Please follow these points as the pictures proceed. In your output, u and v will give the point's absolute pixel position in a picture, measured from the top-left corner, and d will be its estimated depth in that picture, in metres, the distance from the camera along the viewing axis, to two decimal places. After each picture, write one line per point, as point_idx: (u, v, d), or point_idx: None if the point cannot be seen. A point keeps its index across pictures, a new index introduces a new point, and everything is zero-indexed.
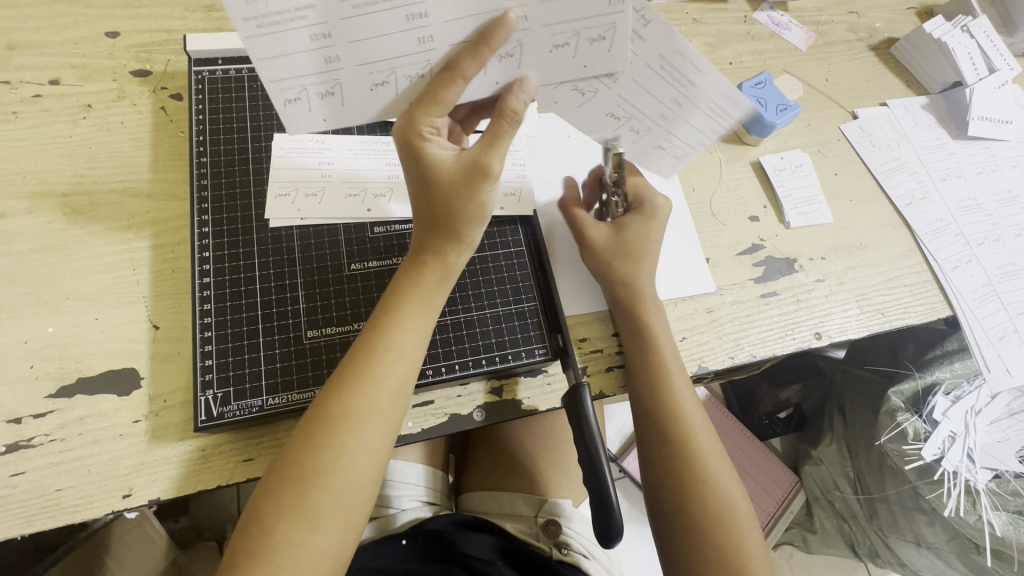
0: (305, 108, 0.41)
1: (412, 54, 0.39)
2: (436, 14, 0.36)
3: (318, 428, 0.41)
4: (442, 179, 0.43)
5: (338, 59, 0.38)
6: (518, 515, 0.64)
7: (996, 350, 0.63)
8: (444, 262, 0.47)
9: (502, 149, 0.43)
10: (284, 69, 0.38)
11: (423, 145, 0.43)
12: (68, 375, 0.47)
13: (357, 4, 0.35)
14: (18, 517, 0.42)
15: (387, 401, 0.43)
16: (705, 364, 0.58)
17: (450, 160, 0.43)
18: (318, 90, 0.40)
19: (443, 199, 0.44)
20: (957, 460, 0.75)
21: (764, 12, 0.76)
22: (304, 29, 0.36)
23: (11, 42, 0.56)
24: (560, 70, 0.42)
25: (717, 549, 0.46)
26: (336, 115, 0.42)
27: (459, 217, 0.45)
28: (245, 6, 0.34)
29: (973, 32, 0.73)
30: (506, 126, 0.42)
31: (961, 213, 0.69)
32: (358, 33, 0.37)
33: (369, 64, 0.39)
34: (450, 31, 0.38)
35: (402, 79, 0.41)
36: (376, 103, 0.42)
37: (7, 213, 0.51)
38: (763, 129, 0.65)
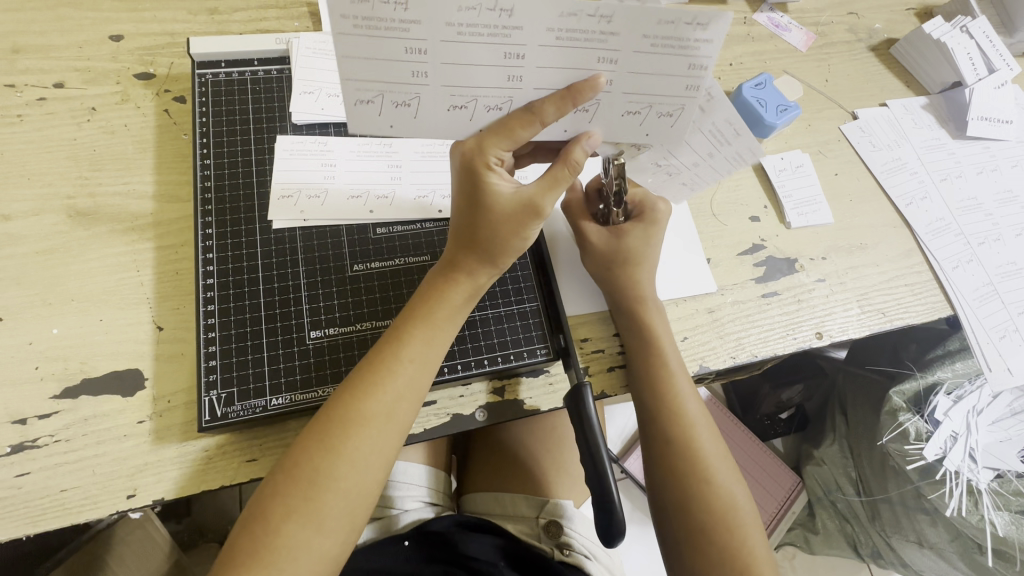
0: (375, 112, 0.40)
1: (498, 87, 0.39)
2: (532, 58, 0.37)
3: (329, 430, 0.41)
4: (494, 208, 0.44)
5: (426, 75, 0.38)
6: (520, 516, 0.64)
7: (998, 350, 0.63)
8: (474, 285, 0.47)
9: (557, 193, 0.45)
10: (369, 71, 0.37)
11: (484, 169, 0.43)
12: (73, 376, 0.47)
13: (461, 31, 0.35)
14: (23, 518, 0.43)
15: (400, 408, 0.43)
16: (705, 364, 0.58)
17: (508, 193, 0.44)
18: (395, 99, 0.39)
19: (489, 226, 0.45)
20: (959, 460, 0.75)
21: (764, 13, 0.76)
22: (402, 40, 0.35)
23: (17, 46, 0.57)
24: (623, 131, 0.44)
25: (719, 549, 0.47)
26: (405, 127, 0.41)
27: (501, 248, 0.46)
28: (349, 5, 0.33)
29: (972, 32, 0.73)
30: (564, 173, 0.44)
31: (961, 212, 0.69)
32: (453, 56, 0.37)
33: (453, 87, 0.39)
34: (540, 77, 0.39)
35: (480, 108, 0.41)
36: (447, 123, 0.42)
37: (12, 215, 0.51)
38: (764, 129, 0.66)
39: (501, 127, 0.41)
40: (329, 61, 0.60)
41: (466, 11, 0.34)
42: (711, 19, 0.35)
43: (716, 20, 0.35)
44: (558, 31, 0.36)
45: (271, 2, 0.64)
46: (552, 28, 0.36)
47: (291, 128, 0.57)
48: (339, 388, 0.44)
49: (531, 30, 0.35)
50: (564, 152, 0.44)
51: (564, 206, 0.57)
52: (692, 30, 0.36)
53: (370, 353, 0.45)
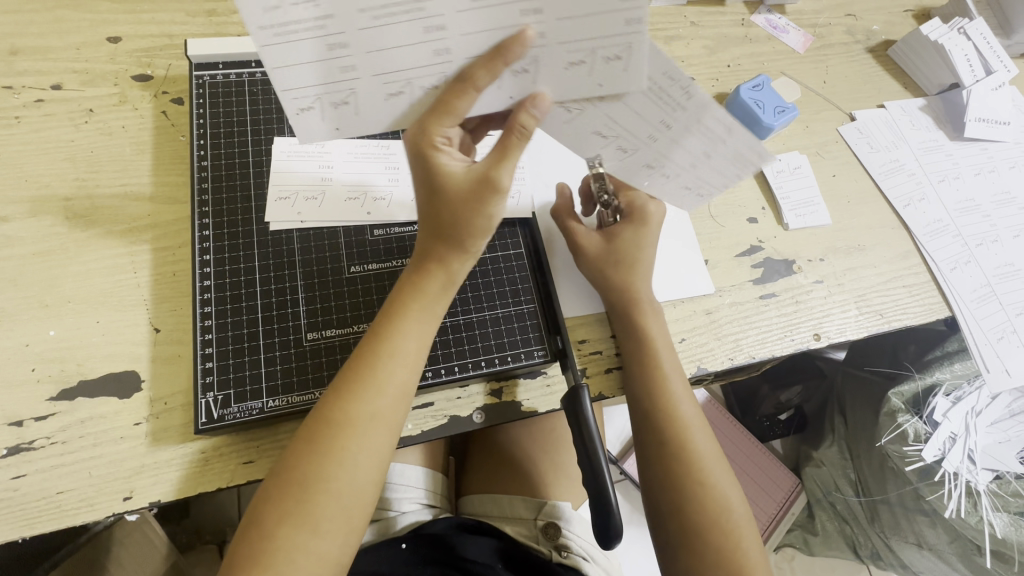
0: (318, 116, 0.41)
1: (429, 65, 0.38)
2: (453, 29, 0.36)
3: (319, 432, 0.41)
4: (450, 189, 0.43)
5: (352, 69, 0.37)
6: (518, 518, 0.64)
7: (996, 351, 0.63)
8: (448, 274, 0.46)
9: (513, 162, 0.42)
10: (297, 78, 0.37)
11: (433, 151, 0.42)
12: (70, 378, 0.47)
13: (374, 15, 0.34)
14: (19, 520, 0.43)
15: (389, 407, 0.43)
16: (704, 366, 0.58)
17: (459, 171, 0.43)
18: (333, 98, 0.39)
19: (447, 207, 0.43)
20: (957, 460, 0.76)
21: (762, 15, 0.76)
22: (319, 39, 0.35)
23: (14, 48, 0.57)
24: (575, 89, 0.41)
25: (717, 551, 0.47)
26: (352, 123, 0.42)
27: (464, 229, 0.44)
28: (261, 15, 0.33)
29: (970, 34, 0.73)
30: (515, 141, 0.41)
31: (959, 214, 0.69)
32: (374, 44, 0.36)
33: (383, 75, 0.38)
34: (466, 45, 0.37)
35: (417, 90, 0.40)
36: (388, 112, 0.42)
37: (9, 217, 0.51)
38: (761, 130, 0.66)
39: (437, 107, 0.40)
40: None
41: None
42: None
43: None
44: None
45: None
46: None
47: (288, 130, 0.57)
48: (328, 390, 0.44)
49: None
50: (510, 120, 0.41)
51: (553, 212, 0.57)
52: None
53: (356, 352, 0.45)
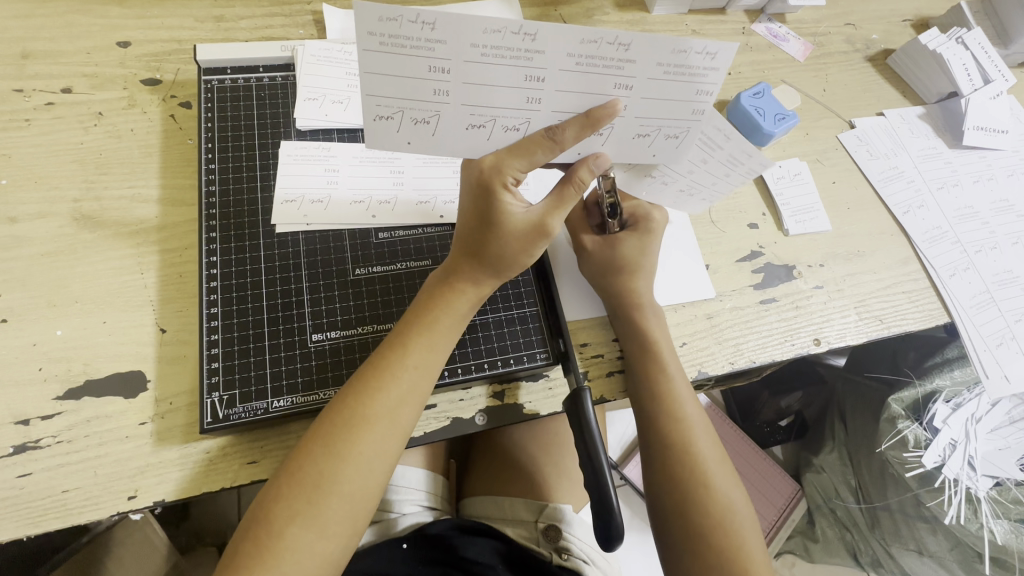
0: (393, 127, 0.41)
1: (517, 109, 0.40)
2: (552, 82, 0.38)
3: (334, 434, 0.42)
4: (508, 226, 0.46)
5: (446, 94, 0.39)
6: (519, 520, 0.64)
7: (995, 358, 0.63)
8: (478, 295, 0.48)
9: (566, 211, 0.46)
10: (389, 88, 0.38)
11: (500, 187, 0.44)
12: (76, 378, 0.47)
13: (484, 51, 0.36)
14: (25, 518, 0.43)
15: (405, 414, 0.44)
16: (705, 370, 0.58)
17: (520, 213, 0.46)
18: (415, 115, 0.40)
19: (501, 241, 0.46)
20: (957, 468, 0.76)
21: (762, 24, 0.77)
22: (425, 58, 0.36)
23: (26, 51, 0.58)
24: (632, 153, 0.46)
25: (720, 553, 0.47)
26: (422, 143, 0.42)
27: (509, 262, 0.47)
28: (376, 22, 0.34)
29: (967, 44, 0.74)
30: (573, 195, 0.46)
31: (958, 221, 0.69)
32: (475, 76, 0.37)
33: (472, 106, 0.40)
34: (557, 100, 0.40)
35: (497, 128, 0.42)
36: (464, 141, 0.43)
37: (18, 218, 0.51)
38: (762, 138, 0.66)
39: (520, 149, 0.43)
40: (334, 69, 0.61)
41: (491, 34, 0.35)
42: (720, 50, 0.37)
43: (723, 52, 0.37)
44: (579, 57, 0.37)
45: (277, 9, 0.65)
46: (574, 54, 0.37)
47: (295, 134, 0.58)
48: (343, 393, 0.44)
49: (553, 54, 0.36)
50: (570, 172, 0.45)
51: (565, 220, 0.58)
52: (700, 59, 0.37)
53: (372, 357, 0.46)
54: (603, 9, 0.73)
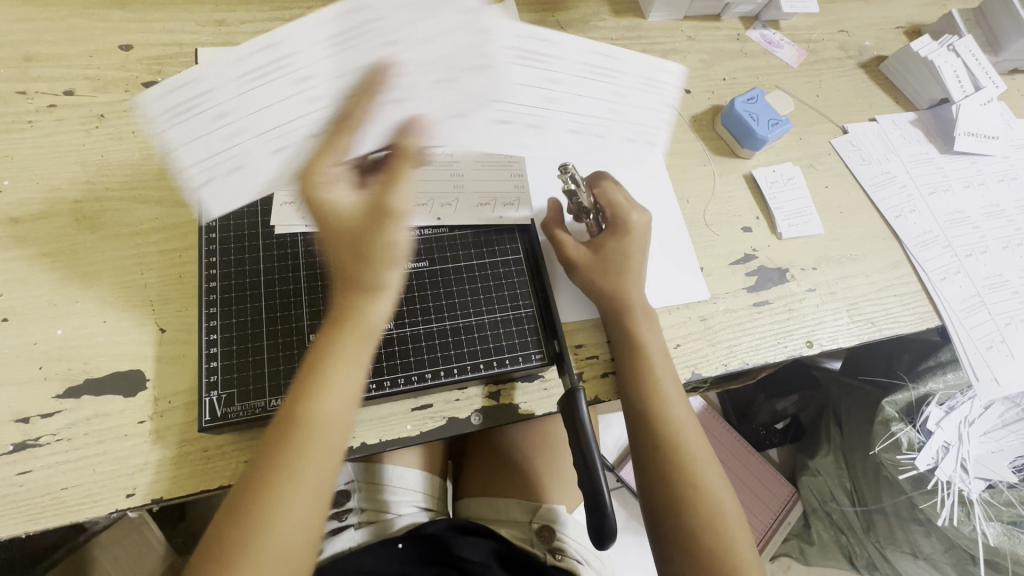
0: (219, 184, 0.44)
1: (299, 114, 0.43)
2: (319, 75, 0.43)
3: (246, 491, 0.39)
4: (342, 225, 0.41)
5: (241, 134, 0.44)
6: (513, 521, 0.65)
7: (985, 360, 0.64)
8: (362, 310, 0.43)
9: (401, 187, 0.42)
10: (197, 148, 0.44)
11: (322, 192, 0.41)
12: (76, 376, 0.48)
13: (248, 83, 0.43)
14: (24, 515, 0.43)
15: (325, 448, 0.41)
16: (698, 371, 0.59)
17: (351, 205, 0.42)
18: (226, 163, 0.44)
19: (346, 245, 0.42)
20: (950, 469, 0.77)
21: (756, 31, 0.78)
22: (207, 109, 0.44)
23: (29, 54, 0.58)
24: (457, 102, 0.44)
25: (711, 552, 0.47)
26: (243, 186, 0.44)
27: (369, 262, 0.42)
28: (163, 99, 0.44)
29: (959, 51, 0.75)
30: (406, 166, 0.42)
31: (949, 226, 0.70)
32: (254, 105, 0.43)
33: (272, 134, 0.43)
34: (331, 83, 0.42)
35: (297, 142, 0.43)
36: (281, 168, 0.44)
37: (20, 218, 0.52)
38: (756, 142, 0.67)
39: (323, 146, 0.41)
40: None
41: (246, 62, 0.43)
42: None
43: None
44: (328, 43, 0.42)
45: (278, 15, 0.66)
46: (331, 40, 0.42)
47: None
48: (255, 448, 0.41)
49: (310, 54, 0.43)
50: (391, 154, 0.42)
51: (541, 225, 0.59)
52: (408, 14, 0.42)
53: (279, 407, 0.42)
54: (599, 15, 0.74)
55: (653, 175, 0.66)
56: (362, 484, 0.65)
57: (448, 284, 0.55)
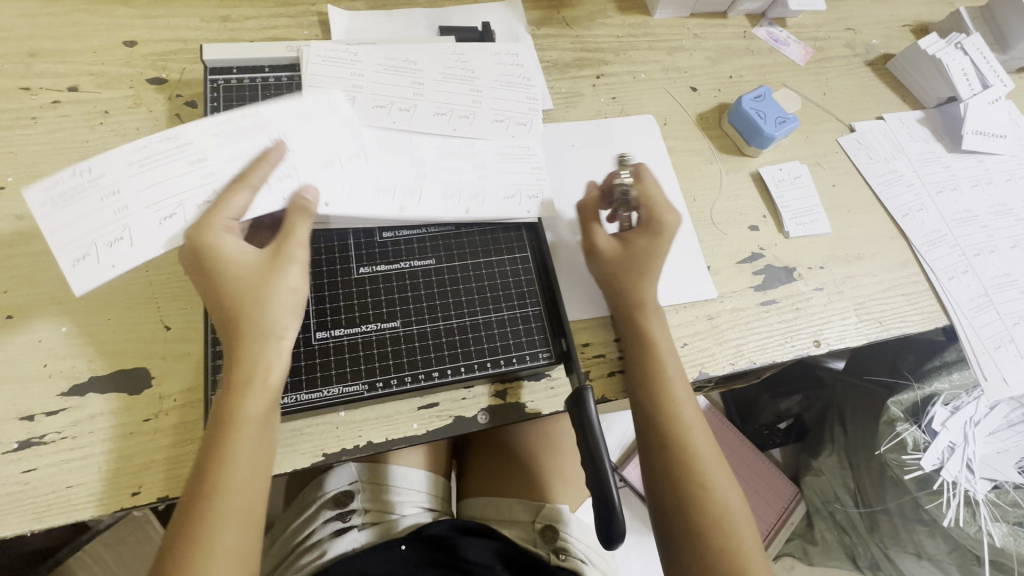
0: (93, 262, 0.45)
1: (191, 188, 0.48)
2: (213, 158, 0.49)
3: (180, 511, 0.39)
4: (237, 262, 0.43)
5: (126, 209, 0.46)
6: (516, 521, 0.64)
7: (994, 360, 0.64)
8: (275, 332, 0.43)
9: (296, 235, 0.46)
10: (80, 226, 0.45)
11: (217, 237, 0.44)
12: (80, 374, 0.47)
13: (140, 165, 0.48)
14: (28, 514, 0.43)
15: (251, 458, 0.40)
16: (705, 370, 0.58)
17: (243, 250, 0.44)
18: (107, 238, 0.45)
19: (237, 280, 0.43)
20: (956, 470, 0.76)
21: (763, 28, 0.78)
22: (93, 193, 0.46)
23: (33, 50, 0.58)
24: (330, 182, 0.52)
25: (719, 552, 0.47)
26: (126, 256, 0.45)
27: (266, 292, 0.43)
28: (43, 194, 0.46)
29: (967, 49, 0.75)
30: (297, 218, 0.47)
31: (957, 224, 0.70)
32: (143, 184, 0.47)
33: (155, 204, 0.47)
34: (226, 164, 0.49)
35: (188, 210, 0.47)
36: (166, 236, 0.46)
37: (24, 215, 0.52)
38: (763, 141, 0.67)
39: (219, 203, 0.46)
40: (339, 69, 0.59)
41: (140, 150, 0.48)
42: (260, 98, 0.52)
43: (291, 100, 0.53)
44: (221, 135, 0.50)
45: (283, 11, 0.65)
46: (218, 134, 0.50)
47: None
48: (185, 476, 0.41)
49: (201, 140, 0.49)
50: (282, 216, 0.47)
51: (579, 207, 0.58)
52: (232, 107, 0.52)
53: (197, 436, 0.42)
54: (606, 12, 0.74)
55: (660, 173, 0.66)
56: (366, 484, 0.64)
57: (455, 282, 0.54)
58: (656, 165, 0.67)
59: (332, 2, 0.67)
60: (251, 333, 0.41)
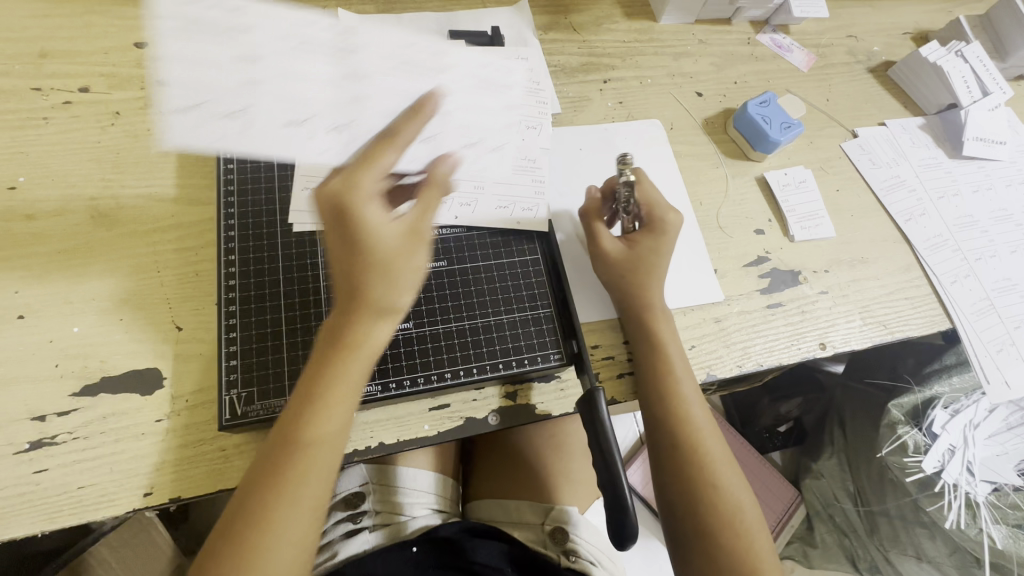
0: (199, 122, 0.41)
1: (335, 102, 0.45)
2: (372, 84, 0.46)
3: (265, 473, 0.39)
4: (371, 239, 0.41)
5: (261, 87, 0.42)
6: (525, 523, 0.65)
7: (996, 363, 0.64)
8: (378, 332, 0.43)
9: (431, 213, 0.44)
10: (205, 75, 0.41)
11: (353, 204, 0.40)
12: (92, 374, 0.47)
13: (300, 45, 0.43)
14: (40, 514, 0.43)
15: (335, 438, 0.42)
16: (712, 372, 0.59)
17: (384, 223, 0.42)
18: (224, 108, 0.41)
19: (370, 260, 0.41)
20: (956, 472, 0.79)
21: (767, 35, 0.79)
22: (229, 51, 0.41)
23: (44, 51, 0.58)
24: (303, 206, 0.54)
25: (731, 552, 0.47)
26: (231, 139, 0.41)
27: (393, 284, 0.42)
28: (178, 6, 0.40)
29: (967, 57, 0.76)
30: (434, 194, 0.44)
31: (959, 229, 0.71)
32: (277, 70, 0.43)
33: (288, 100, 0.43)
34: (381, 102, 0.46)
35: (318, 129, 0.45)
36: (285, 139, 0.44)
37: (35, 215, 0.52)
38: (768, 146, 0.68)
39: (369, 158, 0.41)
40: None
41: (301, 26, 0.43)
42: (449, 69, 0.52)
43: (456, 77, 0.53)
44: (393, 63, 0.48)
45: None
46: (388, 59, 0.48)
47: None
48: (275, 434, 0.41)
49: (366, 56, 0.46)
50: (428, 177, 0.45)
51: (580, 211, 0.59)
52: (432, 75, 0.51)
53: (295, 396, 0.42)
54: (612, 18, 0.75)
55: (666, 176, 0.67)
56: (375, 486, 0.64)
57: (467, 283, 0.55)
58: (663, 169, 0.67)
59: (342, 5, 0.67)
60: (373, 310, 0.41)
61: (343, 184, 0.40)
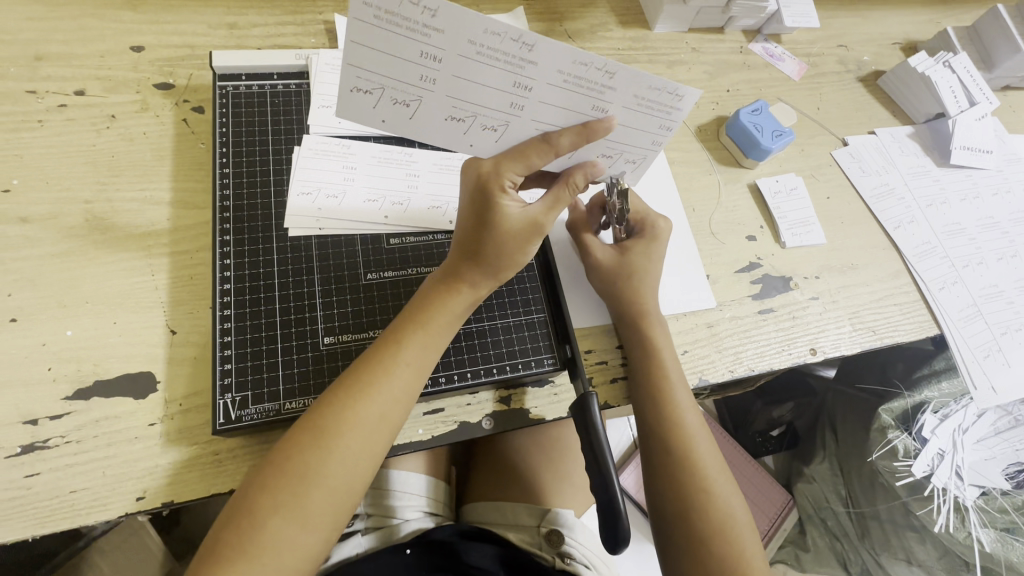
0: (371, 103, 0.41)
1: (500, 108, 0.42)
2: (536, 94, 0.41)
3: (347, 403, 0.43)
4: (502, 225, 0.47)
5: (435, 82, 0.40)
6: (521, 525, 0.65)
7: (983, 369, 0.65)
8: (475, 296, 0.50)
9: (558, 211, 0.49)
10: (380, 66, 0.38)
11: (497, 191, 0.46)
12: (85, 378, 0.47)
13: (480, 52, 0.38)
14: (31, 519, 0.43)
15: (413, 386, 0.46)
16: (705, 377, 0.59)
17: (517, 212, 0.47)
18: (397, 96, 0.41)
19: (496, 240, 0.47)
20: (946, 477, 0.78)
21: (759, 44, 0.80)
22: (420, 44, 0.37)
23: (40, 53, 0.58)
24: (299, 214, 0.54)
25: (721, 558, 0.48)
26: (397, 123, 0.43)
27: (505, 262, 0.49)
28: None
29: (954, 67, 0.78)
30: (565, 195, 0.48)
31: (946, 237, 0.72)
32: (462, 71, 0.39)
33: (456, 99, 0.41)
34: (541, 111, 0.43)
35: (476, 125, 0.44)
36: (441, 130, 0.44)
37: (29, 218, 0.52)
38: (760, 153, 0.69)
39: (521, 155, 0.45)
40: None
41: (491, 36, 0.36)
42: (618, 71, 0.39)
43: (623, 73, 0.40)
44: (567, 76, 0.40)
45: (290, 19, 0.66)
46: (565, 73, 0.39)
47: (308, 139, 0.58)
48: (363, 369, 0.45)
49: (544, 68, 0.39)
50: (566, 176, 0.49)
51: (569, 223, 0.60)
52: (600, 76, 0.40)
53: (388, 338, 0.47)
54: (607, 26, 0.76)
55: (660, 183, 0.68)
56: (367, 490, 0.64)
57: None
58: (656, 174, 0.68)
59: (339, 11, 0.68)
60: (485, 272, 0.49)
61: (488, 171, 0.46)
